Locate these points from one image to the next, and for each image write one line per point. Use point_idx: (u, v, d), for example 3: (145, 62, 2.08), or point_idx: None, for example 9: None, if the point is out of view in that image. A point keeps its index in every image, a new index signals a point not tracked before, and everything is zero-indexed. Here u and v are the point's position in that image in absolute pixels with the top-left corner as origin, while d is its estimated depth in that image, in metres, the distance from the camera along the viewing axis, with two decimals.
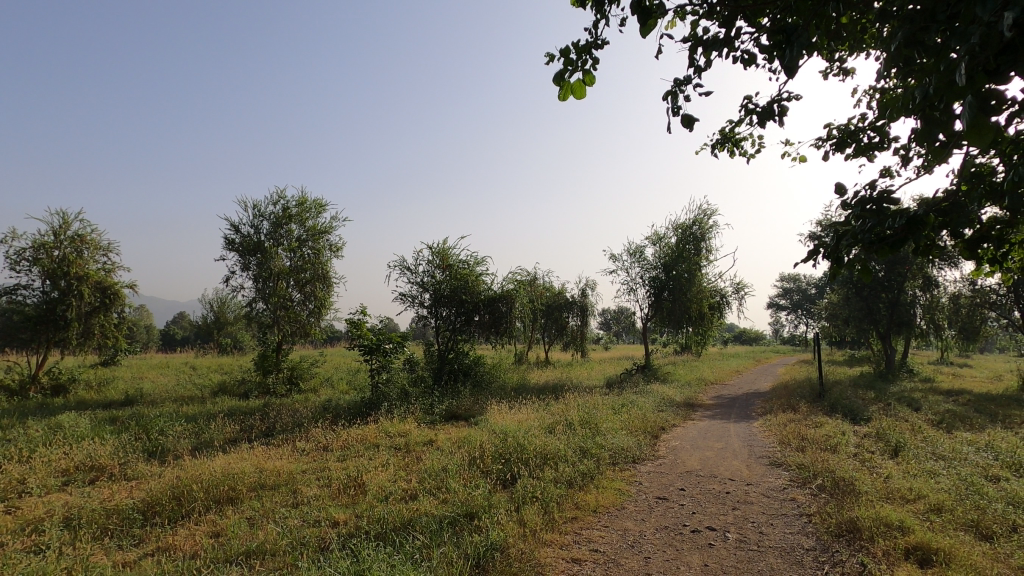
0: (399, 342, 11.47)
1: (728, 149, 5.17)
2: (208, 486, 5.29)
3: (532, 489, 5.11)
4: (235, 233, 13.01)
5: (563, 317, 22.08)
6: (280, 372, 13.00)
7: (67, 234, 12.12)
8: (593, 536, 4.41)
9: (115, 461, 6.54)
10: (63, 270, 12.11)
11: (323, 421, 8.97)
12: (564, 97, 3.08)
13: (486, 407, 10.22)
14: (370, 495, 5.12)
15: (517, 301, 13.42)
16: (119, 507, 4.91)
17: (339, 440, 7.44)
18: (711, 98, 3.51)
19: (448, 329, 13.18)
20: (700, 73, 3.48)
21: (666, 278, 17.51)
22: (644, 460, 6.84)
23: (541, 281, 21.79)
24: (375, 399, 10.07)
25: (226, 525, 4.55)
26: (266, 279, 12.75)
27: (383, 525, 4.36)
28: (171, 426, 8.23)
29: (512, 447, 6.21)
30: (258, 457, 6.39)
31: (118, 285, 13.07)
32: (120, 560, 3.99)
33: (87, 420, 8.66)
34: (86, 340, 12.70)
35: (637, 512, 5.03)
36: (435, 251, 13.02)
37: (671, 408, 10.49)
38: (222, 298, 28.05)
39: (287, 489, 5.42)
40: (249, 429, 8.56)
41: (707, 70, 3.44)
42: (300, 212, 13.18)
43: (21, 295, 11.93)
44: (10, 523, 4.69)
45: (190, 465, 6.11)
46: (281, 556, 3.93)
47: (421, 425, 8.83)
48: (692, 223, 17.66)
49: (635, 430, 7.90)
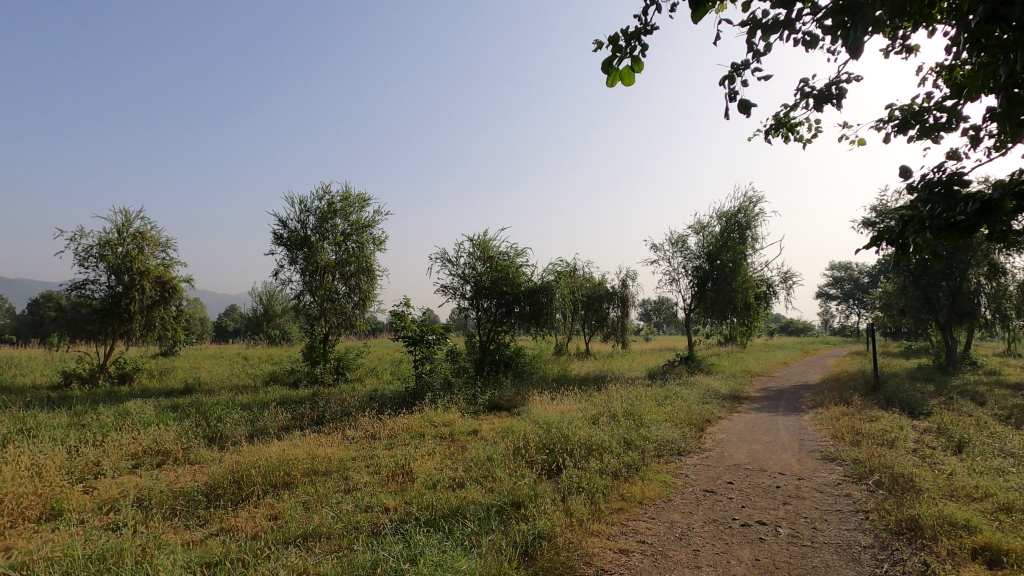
0: (442, 334, 11.63)
1: (782, 133, 4.93)
2: (265, 471, 5.53)
3: (577, 479, 5.12)
4: (283, 229, 13.43)
5: (603, 308, 21.89)
6: (327, 362, 13.41)
7: (129, 231, 12.77)
8: (639, 528, 4.39)
9: (179, 446, 6.91)
10: (126, 266, 12.80)
11: (369, 410, 9.22)
12: (613, 85, 3.04)
13: (528, 398, 10.27)
14: (417, 482, 5.25)
15: (558, 292, 13.36)
16: (185, 490, 5.21)
17: (386, 429, 7.65)
18: (769, 82, 3.39)
19: (489, 321, 13.31)
20: (759, 57, 3.36)
21: (711, 269, 17.11)
22: (690, 453, 6.73)
23: (580, 273, 21.64)
24: (419, 389, 10.28)
25: (283, 509, 4.75)
26: (313, 272, 13.13)
27: (432, 512, 4.46)
28: (228, 414, 8.62)
29: (556, 438, 6.22)
30: (310, 445, 6.63)
31: (176, 279, 13.70)
32: (188, 539, 4.24)
33: (151, 407, 9.16)
34: (147, 332, 13.40)
35: (684, 504, 4.98)
36: (476, 243, 13.12)
37: (716, 400, 10.29)
38: (270, 291, 29.17)
39: (339, 475, 5.61)
40: (300, 417, 8.87)
41: (766, 53, 3.31)
42: (344, 207, 13.49)
43: (90, 290, 12.68)
44: (88, 502, 5.04)
45: (248, 451, 6.40)
46: (336, 540, 4.09)
47: (465, 415, 8.97)
48: (737, 210, 17.18)
49: (680, 422, 7.79)
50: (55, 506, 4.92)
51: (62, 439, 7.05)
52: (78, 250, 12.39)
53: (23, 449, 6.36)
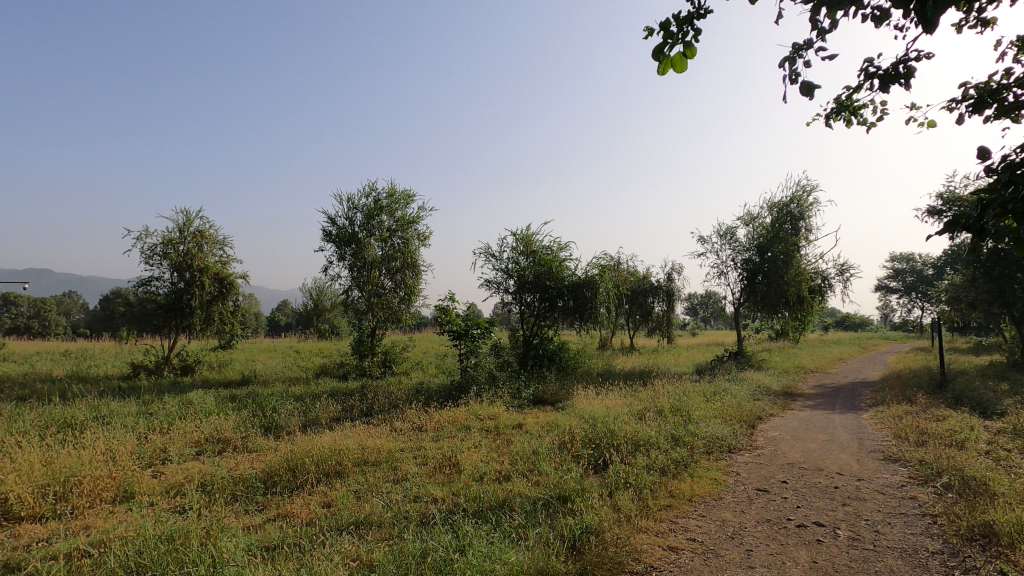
0: (486, 328, 11.71)
1: (844, 117, 4.67)
2: (318, 460, 5.71)
3: (624, 475, 5.07)
4: (332, 226, 13.81)
5: (648, 302, 21.55)
6: (374, 356, 13.74)
7: (189, 230, 13.42)
8: (689, 526, 4.30)
9: (237, 435, 7.24)
10: (187, 263, 13.46)
11: (415, 402, 9.40)
12: (664, 72, 2.97)
13: (572, 392, 10.23)
14: (464, 474, 5.32)
15: (603, 286, 13.18)
16: (244, 476, 5.45)
17: (432, 421, 7.78)
18: (834, 61, 3.22)
19: (532, 315, 13.32)
20: (823, 36, 3.19)
21: (761, 261, 16.54)
22: (741, 450, 6.55)
23: (624, 267, 21.34)
24: (464, 383, 10.39)
25: (336, 497, 4.90)
26: (360, 267, 13.46)
27: (479, 503, 4.51)
28: (282, 405, 8.97)
29: (602, 432, 6.17)
30: (361, 435, 6.81)
31: (233, 276, 14.31)
32: (248, 523, 4.44)
33: (212, 398, 9.61)
34: (207, 326, 14.07)
35: (736, 503, 4.84)
36: (519, 238, 13.16)
37: (767, 397, 9.97)
38: (320, 286, 30.15)
39: (388, 466, 5.75)
40: (350, 408, 9.13)
41: (831, 31, 3.14)
42: (390, 203, 13.75)
43: (155, 286, 13.42)
44: (156, 485, 5.34)
45: (301, 441, 6.63)
46: (387, 528, 4.19)
47: (509, 409, 9.01)
48: (790, 200, 16.54)
49: (730, 419, 7.59)
50: (127, 489, 5.24)
51: (132, 426, 7.50)
52: (144, 249, 13.12)
53: (99, 436, 6.80)
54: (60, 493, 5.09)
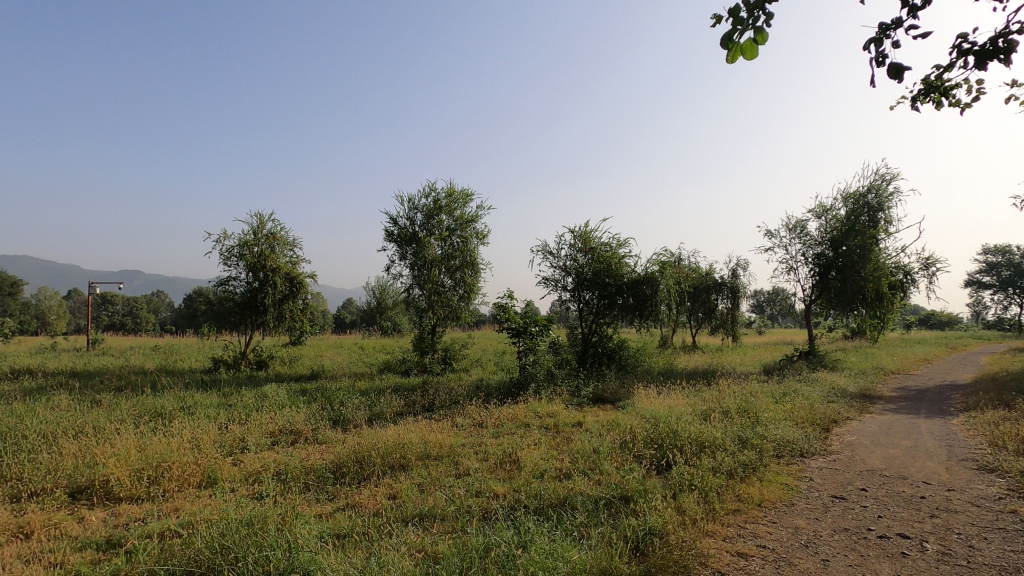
0: (544, 325, 11.70)
1: (933, 99, 4.32)
2: (383, 453, 5.90)
3: (688, 476, 4.93)
4: (393, 226, 14.22)
5: (712, 300, 20.84)
6: (435, 353, 14.02)
7: (263, 232, 14.18)
8: (759, 532, 4.13)
9: (308, 427, 7.59)
10: (261, 263, 14.23)
11: (476, 399, 9.54)
12: (733, 60, 2.86)
13: (633, 391, 10.06)
14: (525, 471, 5.34)
15: (664, 283, 12.83)
16: (315, 467, 5.71)
17: (492, 418, 7.86)
18: (927, 38, 3.01)
19: (591, 313, 13.21)
20: (915, 12, 2.99)
21: (835, 256, 15.63)
22: (815, 455, 6.23)
23: (686, 263, 20.75)
24: (523, 380, 10.43)
25: (401, 489, 5.05)
26: (421, 266, 13.78)
27: (540, 501, 4.52)
28: (349, 399, 9.34)
29: (664, 432, 6.03)
30: (423, 430, 6.97)
31: (302, 275, 14.98)
32: (320, 511, 4.64)
33: (284, 391, 10.14)
34: (279, 323, 14.81)
35: (810, 510, 4.60)
36: (577, 235, 13.06)
37: (843, 399, 9.41)
38: (383, 286, 31.23)
39: (450, 461, 5.86)
40: (412, 403, 9.37)
41: (923, 5, 2.93)
42: (449, 203, 13.99)
43: (232, 285, 14.29)
44: (237, 472, 5.70)
45: (367, 434, 6.88)
46: (450, 521, 4.27)
47: (569, 407, 8.97)
48: (867, 189, 15.55)
49: (802, 422, 7.23)
50: (210, 475, 5.61)
51: (214, 416, 8.02)
52: (223, 251, 14.00)
53: (185, 425, 7.33)
54: (152, 477, 5.52)
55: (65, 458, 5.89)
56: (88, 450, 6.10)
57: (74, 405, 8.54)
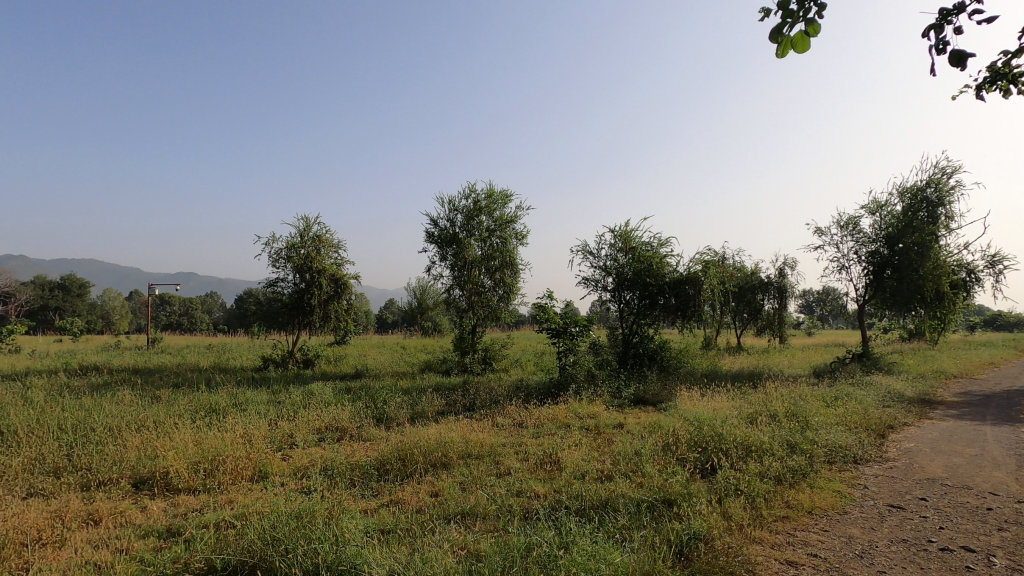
0: (584, 326, 11.62)
1: (1000, 87, 4.07)
2: (426, 451, 5.99)
3: (734, 481, 4.81)
4: (434, 227, 14.41)
5: (757, 300, 20.22)
6: (475, 352, 14.13)
7: (309, 235, 14.64)
8: (810, 540, 3.99)
9: (353, 425, 7.79)
10: (308, 265, 14.68)
11: (516, 399, 9.57)
12: (783, 54, 2.77)
13: (675, 393, 9.87)
14: (566, 472, 5.32)
15: (707, 283, 12.53)
16: (361, 464, 5.85)
17: (532, 418, 7.88)
18: (993, 23, 2.84)
19: (632, 314, 13.05)
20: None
21: (891, 254, 14.92)
22: (869, 461, 5.96)
23: (730, 262, 20.23)
24: (563, 380, 10.39)
25: (443, 487, 5.12)
26: (461, 267, 13.92)
27: (582, 502, 4.49)
28: (392, 397, 9.53)
29: (709, 435, 5.90)
30: (464, 429, 7.04)
31: (346, 276, 15.35)
32: (365, 507, 4.75)
33: (330, 389, 10.41)
34: (325, 323, 15.22)
35: (864, 519, 4.41)
36: (618, 234, 12.93)
37: (900, 404, 8.96)
38: (424, 286, 31.74)
39: (491, 460, 5.90)
40: (454, 402, 9.48)
41: None
42: (488, 204, 14.08)
43: (281, 286, 14.80)
44: (286, 467, 5.90)
45: (409, 432, 7.00)
46: (492, 520, 4.30)
47: (609, 408, 8.89)
48: (926, 183, 14.79)
49: (855, 427, 6.94)
50: (261, 469, 5.82)
51: (264, 413, 8.32)
52: (272, 253, 14.52)
53: (238, 420, 7.63)
54: (207, 470, 5.78)
55: (129, 449, 6.24)
56: (149, 443, 6.44)
57: (136, 399, 9.02)
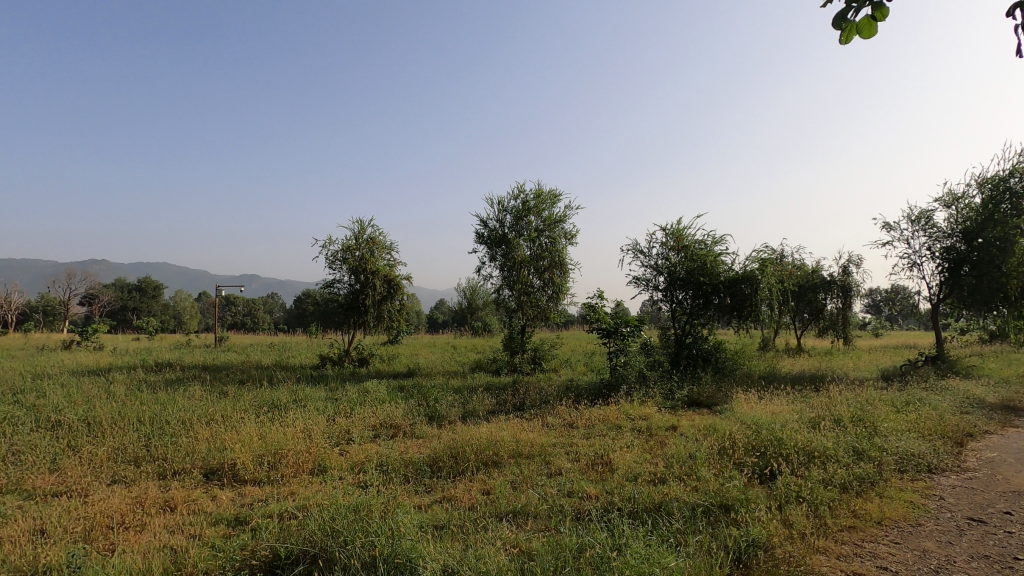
0: (636, 326, 11.43)
1: None
2: (477, 450, 6.06)
3: (795, 488, 4.62)
4: (484, 228, 14.57)
5: (819, 300, 19.31)
6: (525, 352, 14.16)
7: (363, 238, 15.10)
8: (879, 552, 3.78)
9: (406, 422, 7.97)
10: (362, 266, 15.13)
11: (566, 399, 9.55)
12: (847, 40, 2.64)
13: (731, 395, 9.57)
14: (618, 474, 5.26)
15: (765, 282, 12.05)
16: (414, 460, 5.98)
17: (583, 418, 7.83)
18: None
19: (685, 314, 12.75)
20: None
21: (968, 250, 13.91)
22: (945, 471, 5.58)
23: (789, 260, 19.42)
24: (613, 381, 10.26)
25: (494, 485, 5.17)
26: (510, 267, 13.99)
27: (635, 504, 4.43)
28: (444, 396, 9.69)
29: (767, 439, 5.70)
30: (515, 429, 7.08)
31: (399, 277, 15.70)
32: (418, 502, 4.86)
33: (384, 387, 10.70)
34: (379, 323, 15.62)
35: (940, 532, 4.14)
36: (670, 233, 12.65)
37: (980, 410, 8.34)
38: (473, 287, 32.12)
39: (542, 460, 5.91)
40: (504, 402, 9.53)
41: None
42: (537, 204, 14.09)
43: (337, 287, 15.34)
44: (344, 462, 6.10)
45: (461, 431, 7.10)
46: (543, 520, 4.31)
47: (662, 410, 8.72)
48: (1009, 173, 13.72)
49: (929, 435, 6.51)
50: (321, 463, 6.04)
51: (323, 409, 8.66)
52: (329, 255, 15.08)
53: (299, 416, 7.97)
54: (271, 463, 6.06)
55: (199, 441, 6.62)
56: (218, 435, 6.81)
57: (206, 395, 9.56)
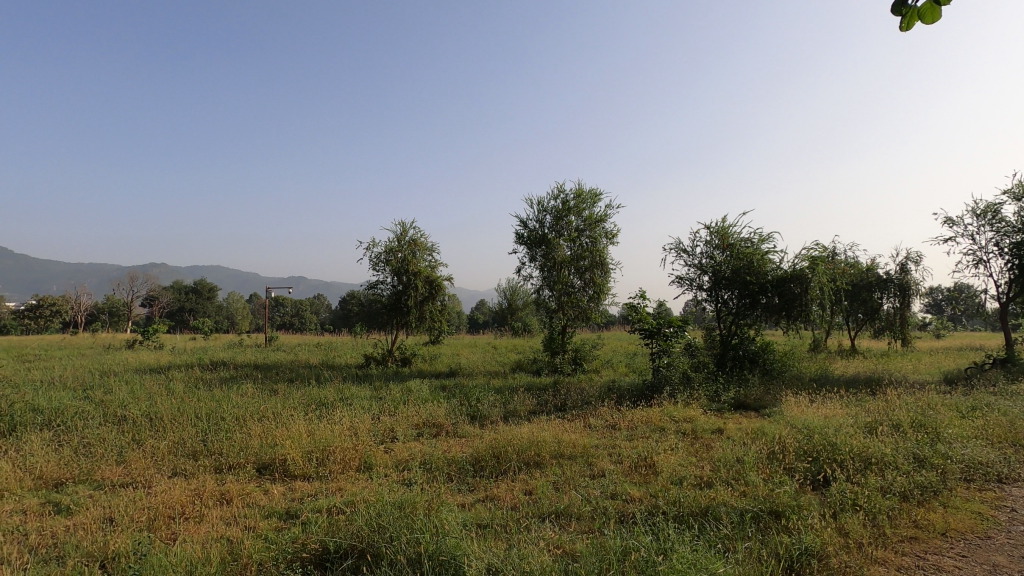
0: (679, 326, 11.21)
1: None
2: (519, 450, 6.08)
3: (851, 495, 4.44)
4: (524, 228, 14.59)
5: (874, 299, 18.46)
6: (566, 353, 14.09)
7: (405, 239, 15.40)
8: (945, 565, 3.58)
9: (449, 421, 8.06)
10: (404, 268, 15.41)
11: (608, 400, 9.46)
12: (908, 26, 2.51)
13: (780, 398, 9.26)
14: (662, 477, 5.17)
15: (816, 281, 11.60)
16: (457, 459, 6.05)
17: (625, 420, 7.73)
18: None
19: (730, 314, 12.43)
20: None
21: None
22: (1018, 481, 5.22)
23: (842, 258, 18.63)
24: (656, 382, 10.07)
25: (537, 485, 5.16)
26: (551, 267, 13.96)
27: (680, 508, 4.35)
28: (485, 396, 9.76)
29: (820, 444, 5.49)
30: (557, 429, 7.06)
31: (440, 278, 15.90)
32: (462, 501, 4.90)
33: (427, 386, 10.86)
34: (421, 323, 15.84)
35: (1013, 546, 3.88)
36: (714, 231, 12.36)
37: None
38: (513, 287, 32.22)
39: (584, 461, 5.87)
40: (545, 402, 9.51)
41: None
42: (577, 203, 14.01)
43: (381, 288, 15.69)
44: (389, 459, 6.22)
45: (502, 431, 7.12)
46: (587, 521, 4.28)
47: (707, 412, 8.53)
48: None
49: (999, 442, 6.12)
50: (367, 460, 6.18)
51: (368, 407, 8.86)
52: (373, 257, 15.43)
53: (345, 414, 8.18)
54: (320, 459, 6.24)
55: (253, 437, 6.89)
56: (270, 432, 7.06)
57: (257, 392, 9.94)
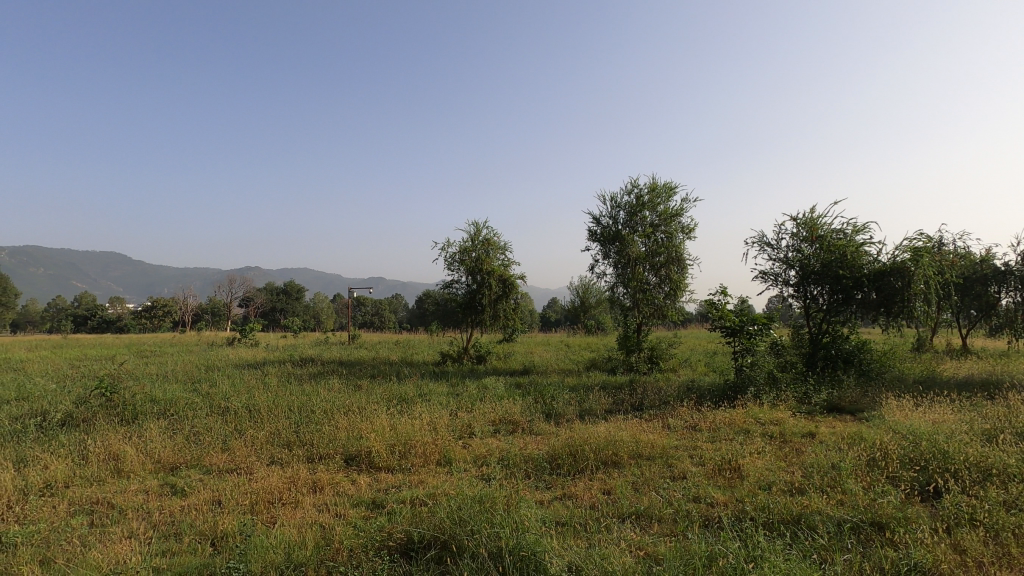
0: (764, 324, 10.65)
1: None
2: (596, 449, 6.01)
3: (967, 509, 4.03)
4: (597, 225, 14.43)
5: (990, 293, 16.70)
6: (641, 351, 13.75)
7: (479, 239, 15.69)
8: None
9: (524, 419, 8.13)
10: (478, 267, 15.68)
11: (687, 400, 9.17)
12: None
13: (880, 401, 8.57)
14: (748, 482, 4.93)
15: (919, 274, 10.61)
16: (534, 457, 6.08)
17: (707, 421, 7.45)
18: None
19: (821, 311, 11.70)
20: None
21: None
22: None
23: (950, 248, 16.96)
24: (739, 383, 9.62)
25: (615, 486, 5.08)
26: (625, 264, 13.70)
27: (770, 515, 4.13)
28: (559, 393, 9.74)
29: (928, 452, 5.04)
30: (635, 429, 6.92)
31: (513, 276, 16.03)
32: (540, 498, 4.92)
33: (502, 384, 10.99)
34: (495, 321, 16.02)
35: None
36: (802, 223, 11.67)
37: None
38: (586, 284, 32.02)
39: (664, 462, 5.71)
40: (621, 402, 9.36)
41: None
42: (652, 198, 13.66)
43: (456, 288, 16.08)
44: (467, 454, 6.36)
45: (578, 429, 7.09)
46: (669, 524, 4.18)
47: (797, 414, 8.05)
48: None
49: None
50: (446, 455, 6.35)
51: (446, 403, 9.11)
52: (448, 257, 15.84)
53: (425, 410, 8.44)
54: (402, 452, 6.48)
55: (340, 430, 7.27)
56: (355, 425, 7.41)
57: (343, 388, 10.48)
